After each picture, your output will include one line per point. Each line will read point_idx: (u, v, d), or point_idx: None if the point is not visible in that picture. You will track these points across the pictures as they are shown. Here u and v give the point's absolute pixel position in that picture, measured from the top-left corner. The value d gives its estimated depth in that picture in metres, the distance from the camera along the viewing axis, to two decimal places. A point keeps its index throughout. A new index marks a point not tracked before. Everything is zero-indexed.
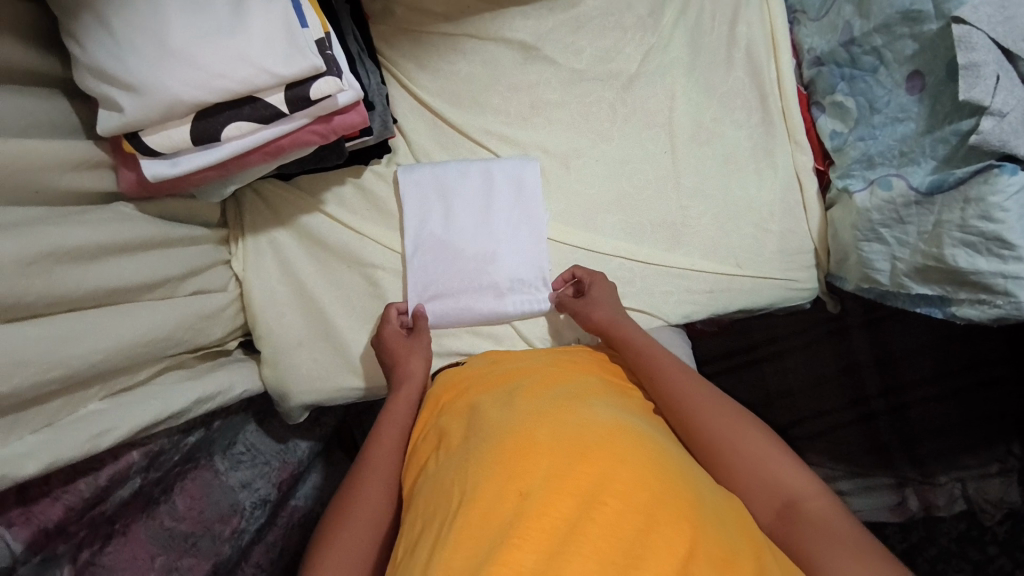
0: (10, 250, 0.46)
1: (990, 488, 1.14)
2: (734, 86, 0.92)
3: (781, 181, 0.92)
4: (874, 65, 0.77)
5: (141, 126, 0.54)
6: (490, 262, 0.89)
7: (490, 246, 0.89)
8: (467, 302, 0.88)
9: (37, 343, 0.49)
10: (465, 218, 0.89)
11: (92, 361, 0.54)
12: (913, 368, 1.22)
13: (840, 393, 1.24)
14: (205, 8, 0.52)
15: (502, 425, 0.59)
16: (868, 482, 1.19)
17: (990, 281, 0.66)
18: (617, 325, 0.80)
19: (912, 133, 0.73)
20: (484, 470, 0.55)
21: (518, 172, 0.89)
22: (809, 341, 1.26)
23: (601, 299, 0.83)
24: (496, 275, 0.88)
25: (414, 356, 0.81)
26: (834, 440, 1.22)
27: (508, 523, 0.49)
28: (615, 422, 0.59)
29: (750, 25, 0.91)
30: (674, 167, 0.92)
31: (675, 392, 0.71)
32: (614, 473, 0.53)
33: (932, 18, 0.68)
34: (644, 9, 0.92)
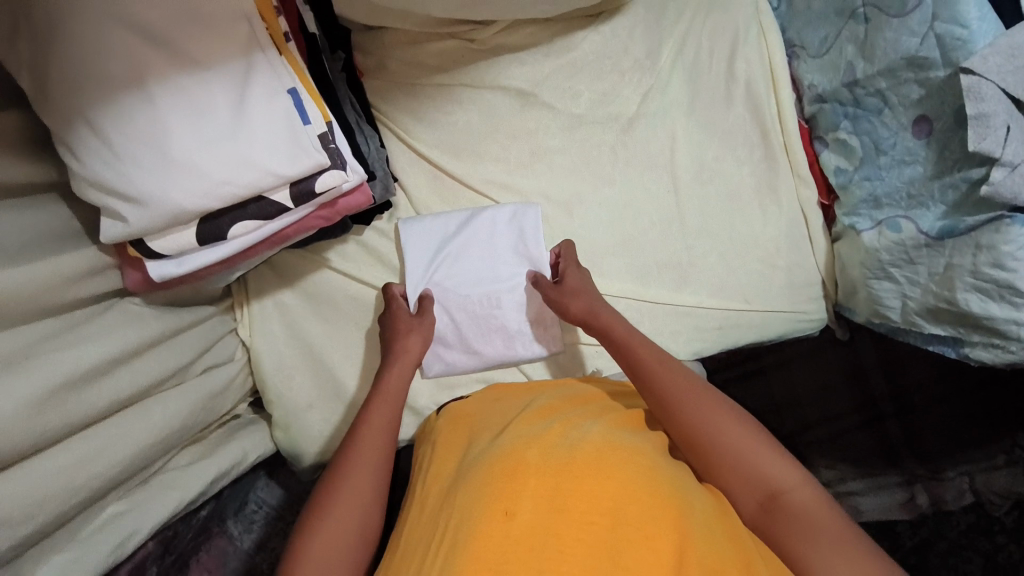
0: (22, 392, 0.44)
1: (996, 481, 1.16)
2: (734, 121, 0.91)
3: (786, 214, 0.92)
4: (878, 106, 0.75)
5: (145, 234, 0.53)
6: (494, 308, 0.88)
7: (493, 292, 0.88)
8: (472, 349, 0.88)
9: (57, 474, 0.48)
10: (467, 266, 0.88)
11: (110, 477, 0.54)
12: (917, 369, 1.22)
13: (848, 396, 1.24)
14: (205, 111, 0.50)
15: (494, 449, 0.63)
16: (878, 481, 1.20)
17: (1003, 327, 0.66)
18: (596, 313, 0.78)
19: (920, 177, 0.72)
20: (475, 492, 0.58)
21: (519, 218, 0.88)
22: (814, 347, 1.26)
23: (578, 287, 0.81)
24: (500, 321, 0.88)
25: (413, 333, 0.80)
26: (845, 446, 1.22)
27: (500, 543, 0.53)
28: (606, 441, 0.63)
29: (748, 60, 0.89)
30: (678, 206, 0.91)
31: (660, 382, 0.70)
32: (601, 492, 0.57)
33: (938, 66, 0.67)
34: (640, 50, 0.90)
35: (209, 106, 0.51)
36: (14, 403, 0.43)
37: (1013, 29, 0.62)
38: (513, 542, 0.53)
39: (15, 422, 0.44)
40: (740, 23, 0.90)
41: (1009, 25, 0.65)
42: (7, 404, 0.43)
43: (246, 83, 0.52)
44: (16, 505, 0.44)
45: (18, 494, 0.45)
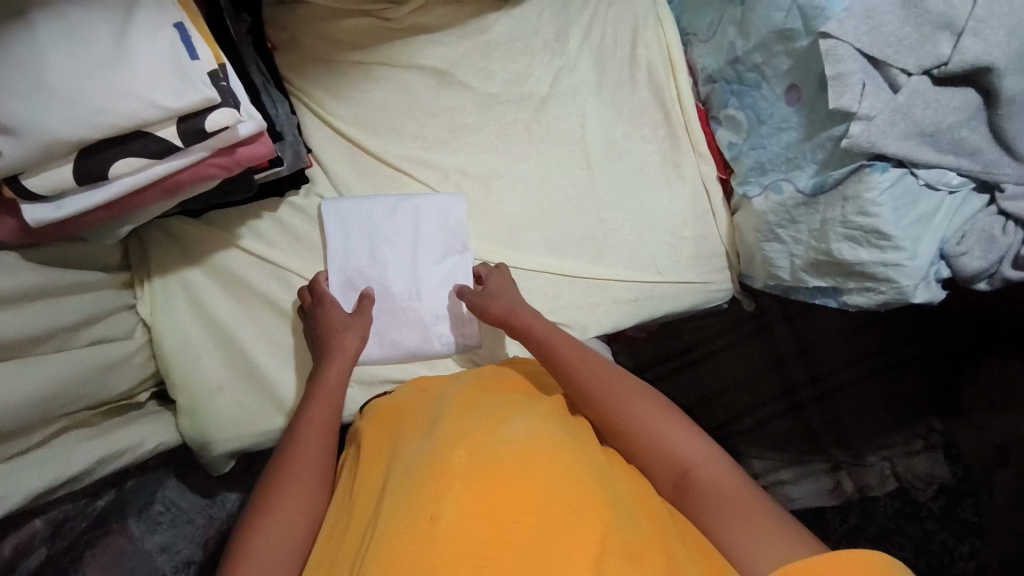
0: None
1: (917, 465, 1.22)
2: (639, 102, 0.97)
3: (690, 189, 0.98)
4: (757, 81, 0.82)
5: (18, 170, 0.51)
6: (414, 299, 0.88)
7: (413, 286, 0.88)
8: (386, 338, 0.87)
9: None
10: (388, 259, 0.88)
11: None
12: (831, 357, 1.30)
13: (772, 385, 1.29)
14: (85, 43, 0.50)
15: (419, 454, 0.57)
16: (805, 470, 1.25)
17: (873, 270, 0.73)
18: (513, 315, 0.79)
19: (795, 140, 0.78)
20: (400, 501, 0.52)
21: (446, 210, 0.89)
22: (740, 338, 1.30)
23: (499, 290, 0.83)
24: (418, 312, 0.88)
25: (348, 333, 0.79)
26: (769, 431, 1.27)
27: (422, 554, 0.47)
28: (534, 435, 0.58)
29: (649, 47, 0.96)
30: (590, 182, 0.95)
31: (578, 372, 0.70)
32: (529, 488, 0.52)
33: (802, 36, 0.72)
34: (550, 34, 0.96)
35: (89, 38, 0.50)
36: None
37: None
38: (439, 548, 0.48)
39: None
40: (640, 13, 0.96)
41: None
42: None
43: (129, 16, 0.52)
44: None
45: None
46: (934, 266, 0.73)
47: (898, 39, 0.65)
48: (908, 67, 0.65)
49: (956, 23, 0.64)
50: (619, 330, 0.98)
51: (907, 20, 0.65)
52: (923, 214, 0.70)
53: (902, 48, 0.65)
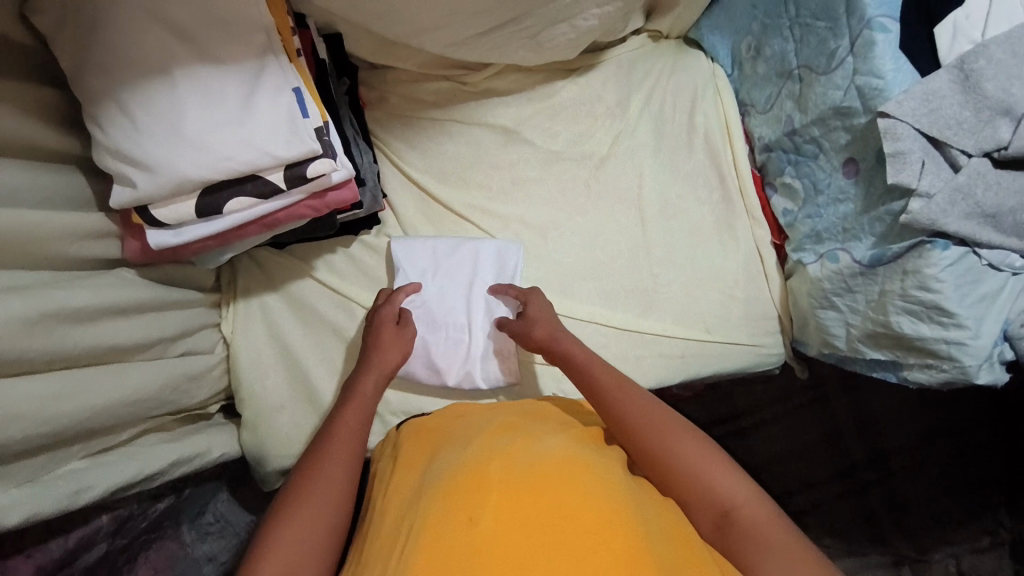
0: (18, 309, 0.49)
1: (983, 563, 1.17)
2: (695, 166, 1.00)
3: (743, 252, 0.99)
4: (814, 152, 0.84)
5: (151, 201, 0.60)
6: (465, 332, 0.92)
7: (467, 319, 0.93)
8: (434, 366, 0.91)
9: (34, 398, 0.52)
10: (445, 291, 0.93)
11: (79, 419, 0.57)
12: (894, 432, 1.21)
13: (828, 462, 1.22)
14: (217, 99, 0.59)
15: (455, 461, 0.60)
16: (867, 562, 1.20)
17: (934, 346, 0.71)
18: (555, 341, 0.79)
19: (852, 213, 0.79)
20: (437, 501, 0.55)
21: (504, 255, 0.94)
22: (792, 407, 1.23)
23: (539, 315, 0.82)
24: (467, 345, 0.92)
25: (398, 347, 0.82)
26: (827, 512, 1.21)
27: (457, 554, 0.51)
28: (565, 452, 0.61)
29: (707, 114, 1.00)
30: (644, 239, 0.99)
31: (620, 402, 0.70)
32: (560, 500, 0.55)
33: (861, 113, 0.74)
34: (613, 100, 1.00)
35: (221, 94, 0.59)
36: (9, 317, 0.48)
37: (929, 76, 0.67)
38: (475, 553, 0.51)
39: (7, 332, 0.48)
40: (699, 84, 1.00)
41: (927, 73, 0.70)
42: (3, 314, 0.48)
43: (256, 78, 0.61)
44: None
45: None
46: (998, 347, 0.70)
47: (957, 121, 0.66)
48: (969, 148, 0.67)
49: (1015, 110, 0.65)
50: (665, 386, 0.99)
51: (968, 104, 0.66)
52: (986, 294, 0.69)
53: (961, 130, 0.66)
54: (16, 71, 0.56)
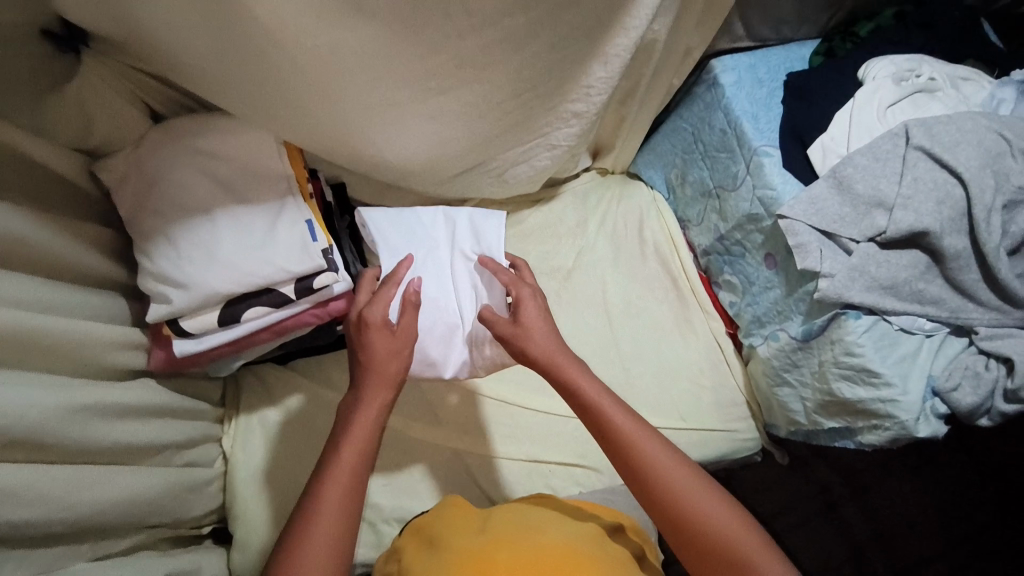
0: (66, 400, 0.58)
1: None
2: (651, 272, 1.14)
3: (704, 344, 1.09)
4: (741, 251, 0.99)
5: (183, 313, 0.71)
6: (456, 313, 0.81)
7: (456, 299, 0.81)
8: (426, 356, 0.79)
9: (61, 483, 0.57)
10: (427, 265, 0.82)
11: (95, 510, 0.61)
12: (912, 542, 1.25)
13: None
14: (245, 229, 0.73)
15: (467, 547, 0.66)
16: None
17: (873, 407, 0.80)
18: (553, 362, 0.71)
19: (780, 297, 0.92)
20: None
21: (483, 223, 0.85)
22: (806, 518, 1.24)
23: (533, 322, 0.73)
24: (460, 328, 0.81)
25: (395, 358, 0.71)
26: None
27: None
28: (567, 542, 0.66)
29: (654, 230, 1.16)
30: (613, 338, 1.09)
31: (636, 454, 0.66)
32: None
33: (766, 217, 0.91)
34: (573, 222, 1.16)
35: (248, 226, 0.74)
36: (59, 404, 0.56)
37: (811, 185, 0.84)
38: None
39: (55, 419, 0.56)
40: (643, 207, 1.17)
41: (809, 182, 0.87)
42: (54, 403, 0.56)
43: (278, 212, 0.75)
44: (30, 490, 0.53)
45: (35, 481, 0.54)
46: (929, 402, 0.79)
47: (840, 216, 0.82)
48: (855, 236, 0.81)
49: (886, 202, 0.80)
50: None
51: (846, 202, 0.82)
52: (906, 354, 0.80)
53: (845, 222, 0.81)
54: (83, 217, 0.71)
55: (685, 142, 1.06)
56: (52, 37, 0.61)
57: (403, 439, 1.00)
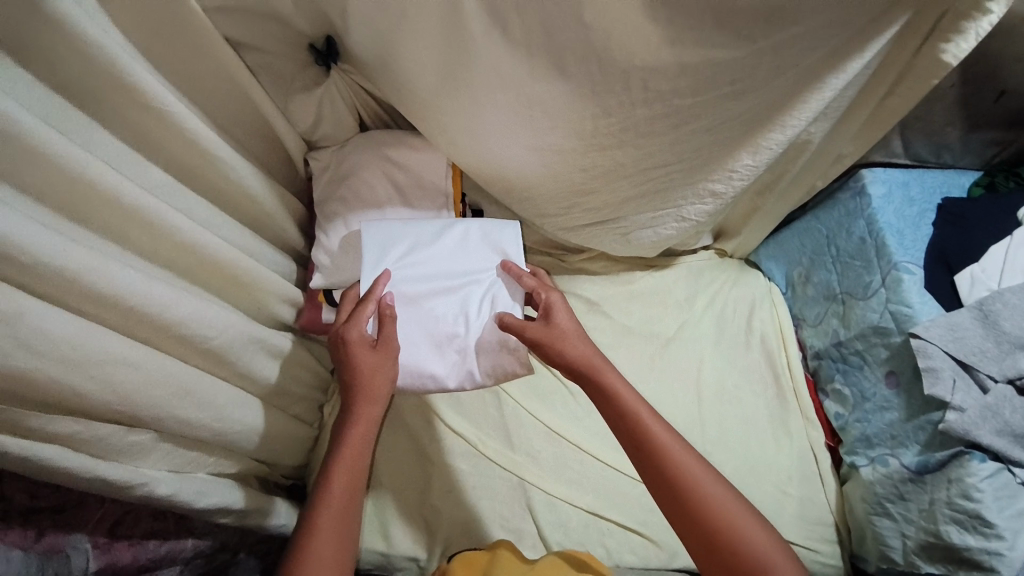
0: (246, 329, 0.66)
1: None
2: (752, 361, 1.12)
3: (797, 449, 1.04)
4: (859, 363, 0.96)
5: (336, 287, 0.82)
6: (458, 325, 0.78)
7: (464, 310, 0.78)
8: (425, 372, 0.77)
9: (220, 394, 0.65)
10: (426, 279, 0.78)
11: (233, 429, 0.69)
12: None
13: None
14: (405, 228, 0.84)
15: None
16: None
17: (980, 558, 0.75)
18: (594, 368, 0.75)
19: (896, 420, 0.88)
20: None
21: (497, 234, 0.81)
22: None
23: (568, 329, 0.76)
24: (462, 340, 0.78)
25: (383, 373, 0.73)
26: None
27: None
28: None
29: (763, 320, 1.14)
30: (700, 420, 1.07)
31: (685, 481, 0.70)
32: None
33: (896, 332, 0.88)
34: (681, 294, 1.17)
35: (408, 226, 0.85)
36: (243, 331, 0.65)
37: (952, 310, 0.81)
38: None
39: (235, 342, 0.64)
40: (756, 296, 1.16)
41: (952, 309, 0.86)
42: (240, 329, 0.65)
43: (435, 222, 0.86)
44: (205, 395, 0.62)
45: (209, 390, 0.63)
46: None
47: (981, 349, 0.78)
48: (994, 372, 0.77)
49: None
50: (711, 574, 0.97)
51: (990, 337, 0.79)
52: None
53: (985, 356, 0.78)
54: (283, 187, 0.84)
55: (816, 242, 1.05)
56: (316, 52, 0.73)
57: (476, 457, 1.04)
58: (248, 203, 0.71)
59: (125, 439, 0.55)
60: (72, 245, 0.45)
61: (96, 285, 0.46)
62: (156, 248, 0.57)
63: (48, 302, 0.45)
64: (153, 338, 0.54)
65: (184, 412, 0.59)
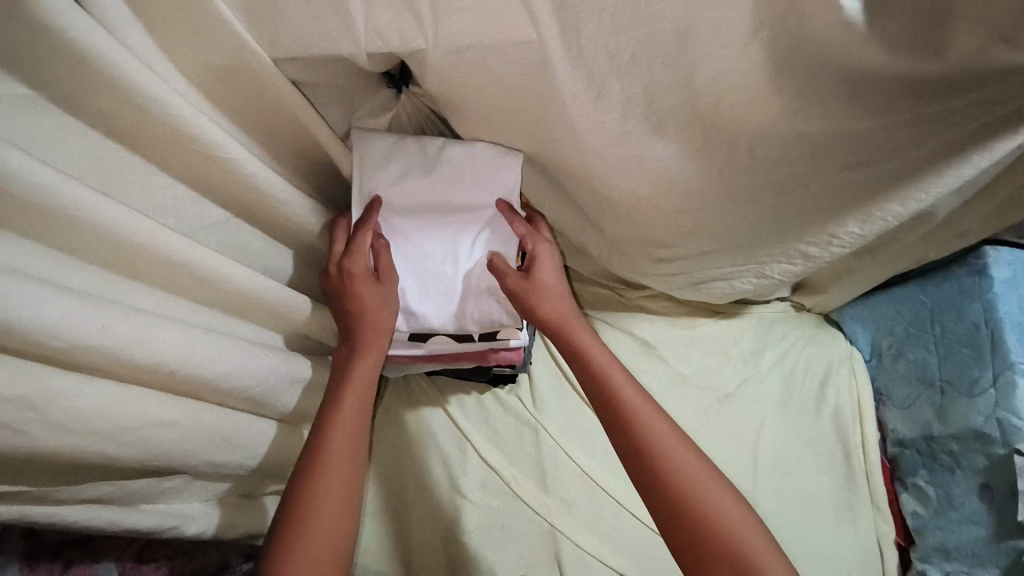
0: (300, 370, 0.68)
1: None
2: (820, 433, 1.00)
3: (861, 541, 0.95)
4: (950, 465, 0.90)
5: None
6: (448, 266, 0.72)
7: (457, 249, 0.72)
8: (410, 312, 0.72)
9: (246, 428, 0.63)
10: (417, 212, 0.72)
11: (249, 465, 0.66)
12: None
13: None
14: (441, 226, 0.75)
15: None
16: None
17: None
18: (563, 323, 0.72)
19: (983, 538, 0.85)
20: None
21: (494, 162, 0.70)
22: None
23: (551, 281, 0.73)
24: (451, 282, 0.72)
25: (386, 310, 0.70)
26: None
27: None
28: None
29: (839, 389, 1.02)
30: (753, 490, 0.96)
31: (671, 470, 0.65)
32: None
33: (999, 443, 0.84)
34: (747, 347, 1.04)
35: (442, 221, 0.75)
36: (296, 374, 0.67)
37: None
38: None
39: (281, 386, 0.64)
40: (835, 360, 1.04)
41: None
42: (301, 372, 0.67)
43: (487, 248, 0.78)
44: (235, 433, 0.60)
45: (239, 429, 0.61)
46: None
47: None
48: None
49: None
50: None
51: None
52: None
53: None
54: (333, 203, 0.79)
55: (916, 316, 0.95)
56: (387, 77, 0.65)
57: (509, 497, 0.99)
58: (301, 236, 0.68)
59: (156, 487, 0.58)
60: (107, 317, 0.45)
61: (126, 353, 0.46)
62: (182, 284, 0.54)
63: (68, 367, 0.46)
64: (191, 392, 0.54)
65: (219, 457, 0.60)
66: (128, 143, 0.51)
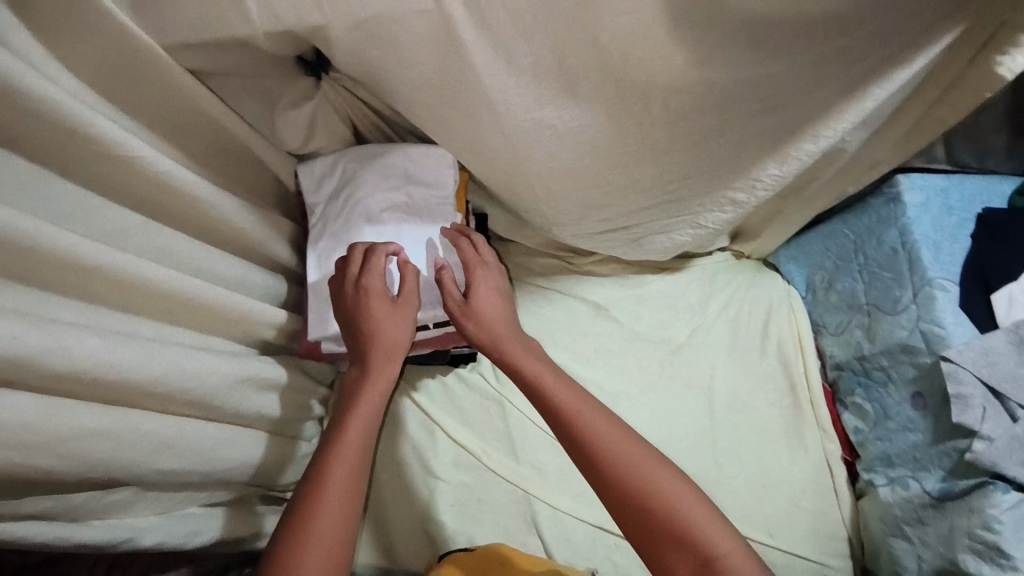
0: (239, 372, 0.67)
1: None
2: (767, 369, 1.06)
3: (812, 461, 1.00)
4: (883, 379, 0.97)
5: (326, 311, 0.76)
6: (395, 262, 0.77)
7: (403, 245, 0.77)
8: None
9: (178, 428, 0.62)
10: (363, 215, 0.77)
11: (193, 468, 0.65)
12: None
13: None
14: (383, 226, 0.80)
15: None
16: None
17: None
18: (498, 344, 0.73)
19: (921, 443, 0.90)
20: None
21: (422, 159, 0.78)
22: None
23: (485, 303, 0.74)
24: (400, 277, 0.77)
25: (404, 320, 0.72)
26: None
27: None
28: None
29: (780, 326, 1.07)
30: (711, 429, 1.01)
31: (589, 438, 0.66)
32: None
33: (925, 353, 0.90)
34: (694, 298, 1.08)
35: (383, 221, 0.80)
36: (229, 373, 0.65)
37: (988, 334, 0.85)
38: None
39: (222, 385, 0.64)
40: (775, 299, 1.09)
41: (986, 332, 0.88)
42: (242, 371, 0.67)
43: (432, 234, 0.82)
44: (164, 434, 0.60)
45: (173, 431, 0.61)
46: None
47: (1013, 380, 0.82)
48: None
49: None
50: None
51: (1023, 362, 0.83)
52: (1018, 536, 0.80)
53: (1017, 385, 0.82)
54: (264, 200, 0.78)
55: (841, 248, 1.03)
56: (304, 63, 0.68)
57: (480, 472, 1.01)
58: (233, 233, 0.68)
59: (102, 501, 0.60)
60: (17, 327, 0.45)
61: (41, 362, 0.46)
62: (92, 287, 0.53)
63: None
64: (125, 396, 0.56)
65: (166, 463, 0.61)
66: (28, 151, 0.50)
